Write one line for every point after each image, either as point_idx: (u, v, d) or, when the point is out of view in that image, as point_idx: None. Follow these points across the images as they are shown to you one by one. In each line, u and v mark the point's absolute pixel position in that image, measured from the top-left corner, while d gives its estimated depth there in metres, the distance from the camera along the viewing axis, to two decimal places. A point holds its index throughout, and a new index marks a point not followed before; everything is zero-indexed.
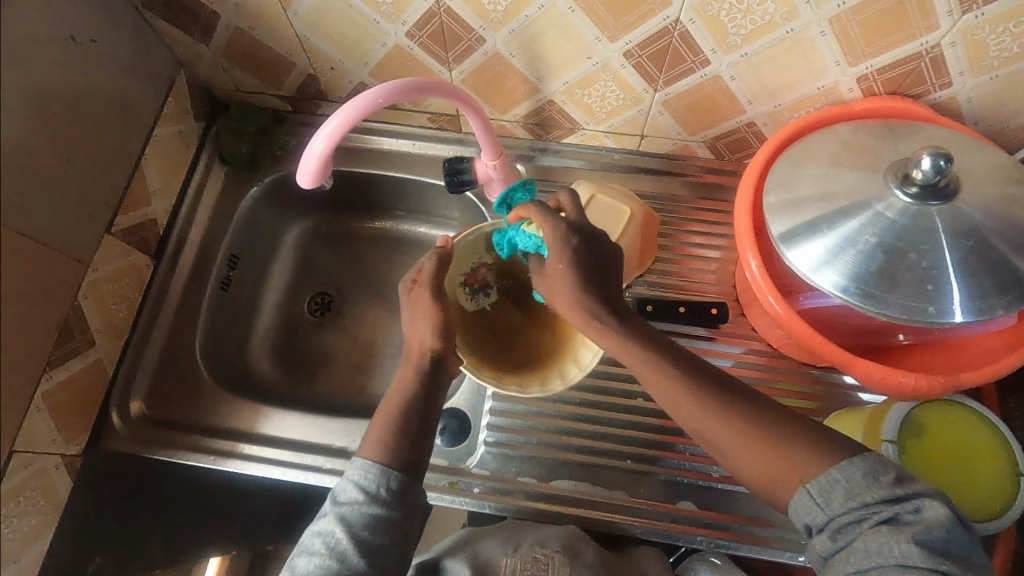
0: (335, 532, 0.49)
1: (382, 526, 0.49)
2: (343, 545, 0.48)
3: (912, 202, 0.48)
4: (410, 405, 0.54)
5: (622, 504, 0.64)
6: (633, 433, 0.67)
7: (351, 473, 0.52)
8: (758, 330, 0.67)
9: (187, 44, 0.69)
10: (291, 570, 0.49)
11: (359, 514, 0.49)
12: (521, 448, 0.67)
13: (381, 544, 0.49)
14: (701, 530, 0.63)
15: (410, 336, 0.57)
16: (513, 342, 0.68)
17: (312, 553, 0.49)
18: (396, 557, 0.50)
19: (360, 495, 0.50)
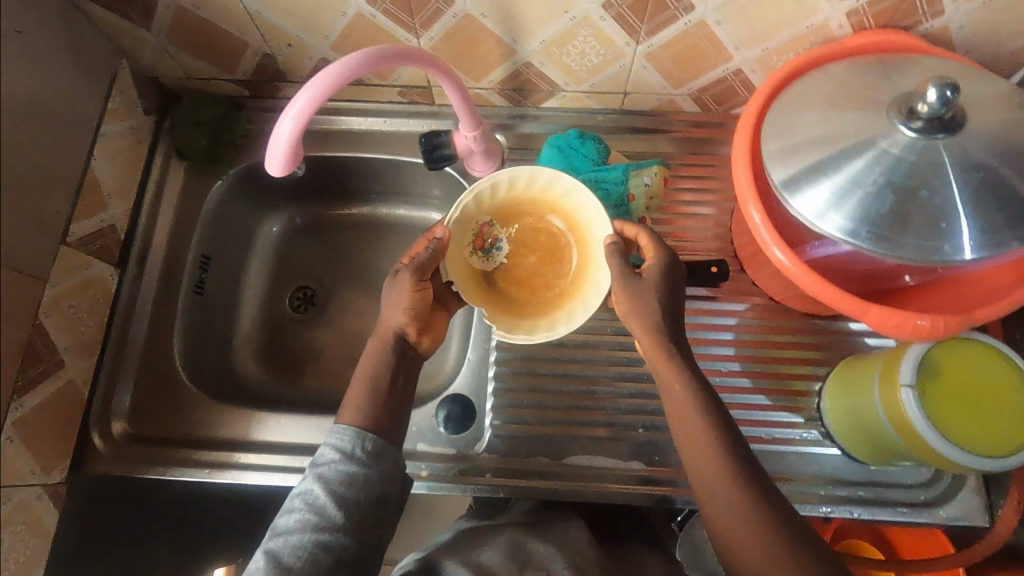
0: (314, 489, 0.51)
1: (359, 482, 0.52)
2: (321, 502, 0.50)
3: (918, 137, 0.46)
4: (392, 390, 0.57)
5: (637, 475, 0.63)
6: (643, 403, 0.65)
7: (329, 436, 0.54)
8: (760, 284, 0.65)
9: (127, 30, 0.63)
10: (272, 530, 0.51)
11: (336, 470, 0.52)
12: (527, 429, 0.65)
13: (360, 499, 0.51)
14: None
15: (384, 314, 0.60)
16: (540, 283, 0.66)
17: (291, 512, 0.51)
18: (377, 513, 0.52)
19: (339, 456, 0.53)
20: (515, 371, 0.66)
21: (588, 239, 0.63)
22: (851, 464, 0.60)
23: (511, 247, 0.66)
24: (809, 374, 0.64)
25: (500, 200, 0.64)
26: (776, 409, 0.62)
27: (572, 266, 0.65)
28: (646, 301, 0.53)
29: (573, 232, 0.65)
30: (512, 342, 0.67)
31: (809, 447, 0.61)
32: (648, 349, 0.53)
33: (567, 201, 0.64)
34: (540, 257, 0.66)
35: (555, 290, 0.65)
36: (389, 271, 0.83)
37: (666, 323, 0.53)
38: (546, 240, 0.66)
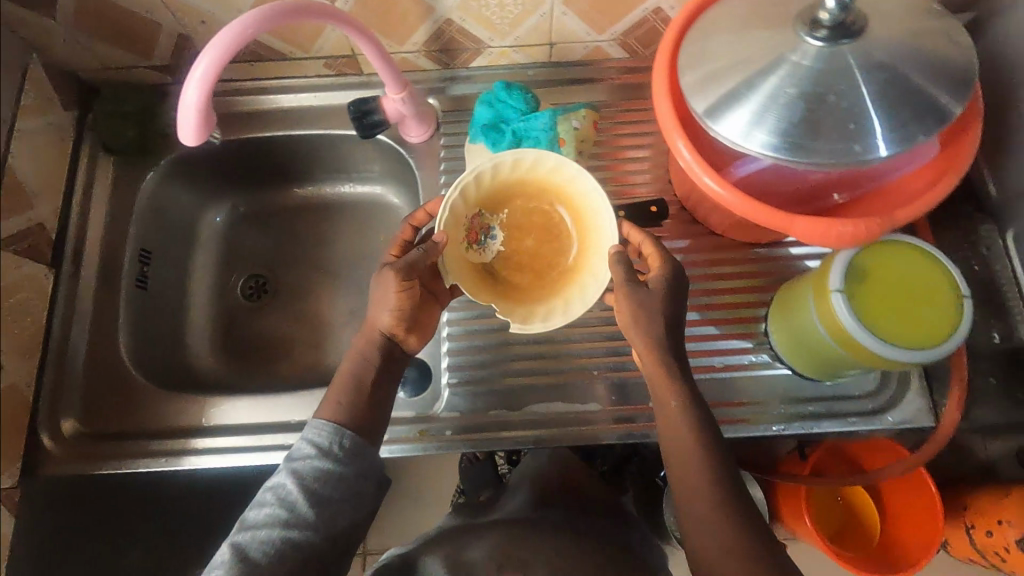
0: (286, 484, 0.52)
1: (333, 479, 0.52)
2: (294, 500, 0.51)
3: (824, 46, 0.47)
4: (363, 381, 0.57)
5: (596, 416, 0.64)
6: (596, 346, 0.66)
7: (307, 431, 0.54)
8: (700, 220, 0.67)
9: (31, 20, 0.61)
10: (242, 521, 0.52)
11: (311, 467, 0.52)
12: (484, 383, 0.65)
13: (333, 496, 0.52)
14: None
15: (370, 312, 0.59)
16: (542, 265, 0.66)
17: (262, 506, 0.52)
18: (348, 512, 0.53)
19: (315, 451, 0.53)
20: (467, 328, 0.66)
21: (587, 213, 0.63)
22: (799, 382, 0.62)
23: (504, 234, 0.66)
24: (754, 299, 0.65)
25: (489, 188, 0.64)
26: (725, 337, 0.63)
27: (574, 244, 0.65)
28: (651, 316, 0.53)
29: (567, 211, 0.65)
30: (463, 300, 0.67)
31: (759, 370, 0.62)
32: (648, 366, 0.53)
33: (556, 178, 0.64)
34: (537, 237, 0.66)
35: (559, 269, 0.65)
36: (339, 252, 0.83)
37: (670, 351, 0.53)
38: (538, 221, 0.66)
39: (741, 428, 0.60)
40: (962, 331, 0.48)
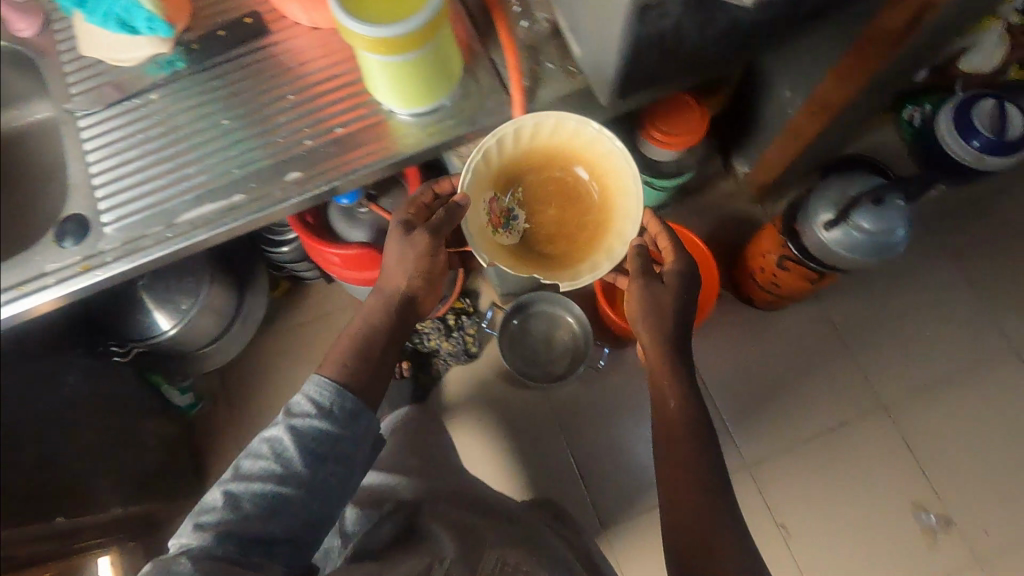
0: (284, 439, 0.81)
1: (321, 438, 0.82)
2: (296, 462, 0.80)
3: None
4: (370, 346, 0.90)
5: (242, 204, 0.70)
6: (229, 148, 0.71)
7: (316, 397, 0.84)
8: (295, 19, 0.75)
9: None
10: (239, 466, 0.82)
11: (308, 425, 0.82)
12: (143, 209, 0.70)
13: (317, 456, 0.81)
14: (316, 182, 0.70)
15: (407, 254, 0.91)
16: (562, 220, 1.04)
17: (260, 456, 0.81)
18: (327, 472, 0.82)
19: (320, 410, 0.83)
20: (112, 173, 0.71)
21: (588, 172, 1.02)
22: (411, 113, 0.72)
23: (522, 209, 1.05)
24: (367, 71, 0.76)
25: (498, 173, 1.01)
26: (337, 105, 0.73)
27: (595, 194, 1.02)
28: (655, 302, 0.89)
29: (586, 168, 1.03)
30: (108, 150, 0.72)
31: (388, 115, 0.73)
32: (653, 344, 0.88)
33: (562, 152, 1.01)
34: (550, 204, 1.05)
35: (581, 223, 1.03)
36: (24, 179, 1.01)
37: (668, 326, 0.88)
38: (547, 191, 1.05)
39: (380, 167, 0.72)
40: (420, 22, 0.58)
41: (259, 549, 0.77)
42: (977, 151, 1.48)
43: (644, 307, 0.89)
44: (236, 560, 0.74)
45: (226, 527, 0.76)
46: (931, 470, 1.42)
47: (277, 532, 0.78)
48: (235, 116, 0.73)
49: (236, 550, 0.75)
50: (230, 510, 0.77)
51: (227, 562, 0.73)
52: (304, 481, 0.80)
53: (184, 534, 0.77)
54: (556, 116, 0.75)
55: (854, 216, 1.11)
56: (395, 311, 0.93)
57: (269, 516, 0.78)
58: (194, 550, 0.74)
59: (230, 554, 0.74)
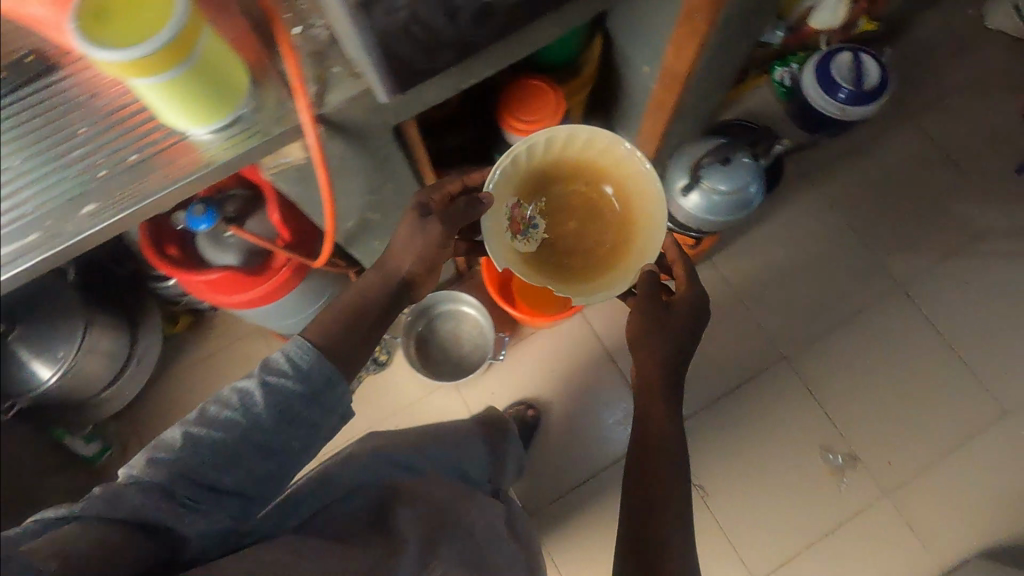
0: (253, 394, 0.72)
1: (291, 397, 0.73)
2: (266, 417, 0.71)
3: None
4: (361, 319, 0.90)
5: (33, 243, 0.69)
6: (14, 187, 0.69)
7: (302, 360, 0.75)
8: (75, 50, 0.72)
9: None
10: (202, 410, 0.71)
11: (283, 380, 0.73)
12: None
13: (286, 414, 0.73)
14: (109, 215, 0.71)
15: (406, 259, 0.95)
16: (582, 237, 1.12)
17: (224, 404, 0.71)
18: (297, 434, 0.74)
19: (301, 374, 0.74)
20: None
21: (616, 192, 1.09)
22: (208, 130, 0.71)
23: (543, 219, 1.12)
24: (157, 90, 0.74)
25: (579, 155, 1.10)
26: (129, 130, 0.73)
27: (617, 210, 1.11)
28: (662, 331, 0.99)
29: (610, 186, 1.10)
30: None
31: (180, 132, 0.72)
32: (646, 359, 0.98)
33: (589, 164, 1.09)
34: (575, 219, 1.12)
35: (596, 241, 1.11)
36: None
37: (665, 354, 0.98)
38: (575, 204, 1.13)
39: (171, 185, 0.72)
40: (144, 49, 0.57)
41: (207, 499, 0.67)
42: (840, 104, 1.56)
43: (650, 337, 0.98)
44: (178, 507, 0.65)
45: (174, 466, 0.66)
46: (840, 419, 1.47)
47: (229, 486, 0.69)
48: (17, 154, 0.70)
49: (184, 495, 0.66)
50: (189, 446, 0.67)
51: (166, 510, 0.64)
52: (267, 442, 0.71)
53: (132, 465, 0.67)
54: (589, 134, 1.05)
55: (708, 179, 1.16)
56: (391, 288, 0.95)
57: (223, 465, 0.68)
58: (135, 485, 0.65)
59: (170, 498, 0.65)
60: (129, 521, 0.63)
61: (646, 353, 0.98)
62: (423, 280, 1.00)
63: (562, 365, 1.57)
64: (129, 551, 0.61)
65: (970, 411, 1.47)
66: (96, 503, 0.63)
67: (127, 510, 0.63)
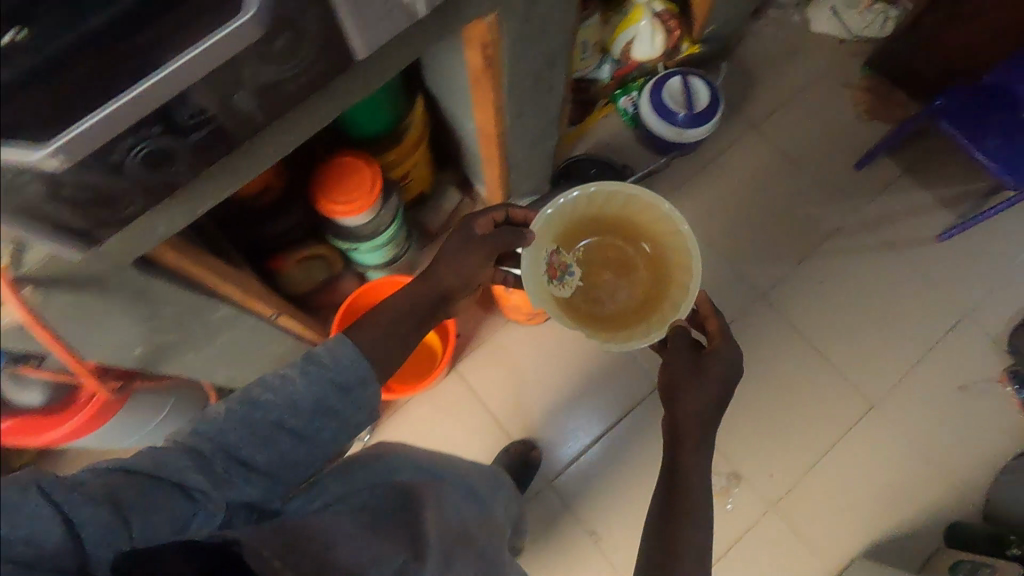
0: (294, 378, 0.76)
1: (331, 378, 0.78)
2: (304, 401, 0.75)
3: None
4: (414, 323, 1.09)
5: None
6: None
7: (340, 353, 0.80)
8: None
9: None
10: (244, 395, 0.73)
11: (319, 368, 0.78)
12: None
13: (323, 397, 0.77)
14: None
15: (451, 271, 1.14)
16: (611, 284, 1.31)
17: (270, 385, 0.75)
18: (333, 420, 0.77)
19: (340, 369, 0.79)
20: None
21: (658, 247, 1.26)
22: None
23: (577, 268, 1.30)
24: None
25: (614, 212, 1.27)
26: None
27: (649, 259, 1.30)
28: (699, 383, 1.05)
29: (647, 242, 1.28)
30: None
31: None
32: (685, 406, 1.04)
33: (626, 219, 1.27)
34: (608, 271, 1.31)
35: (626, 291, 1.31)
36: None
37: (706, 401, 1.04)
38: (609, 255, 1.32)
39: None
40: None
41: (239, 471, 0.69)
42: (678, 126, 1.59)
43: (688, 387, 1.04)
44: (215, 476, 0.67)
45: (209, 435, 0.69)
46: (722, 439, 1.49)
47: (261, 466, 0.71)
48: None
49: (221, 467, 0.68)
50: (231, 418, 0.70)
51: (206, 474, 0.66)
52: (301, 426, 0.74)
53: (175, 433, 0.70)
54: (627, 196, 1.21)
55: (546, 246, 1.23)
56: (428, 300, 1.12)
57: (260, 442, 0.71)
58: (177, 449, 0.67)
59: (205, 464, 0.67)
60: (166, 481, 0.63)
61: (691, 403, 1.03)
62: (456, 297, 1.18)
63: (446, 421, 1.54)
64: (163, 510, 0.61)
65: (845, 406, 1.52)
66: (132, 464, 0.63)
67: (166, 472, 0.64)
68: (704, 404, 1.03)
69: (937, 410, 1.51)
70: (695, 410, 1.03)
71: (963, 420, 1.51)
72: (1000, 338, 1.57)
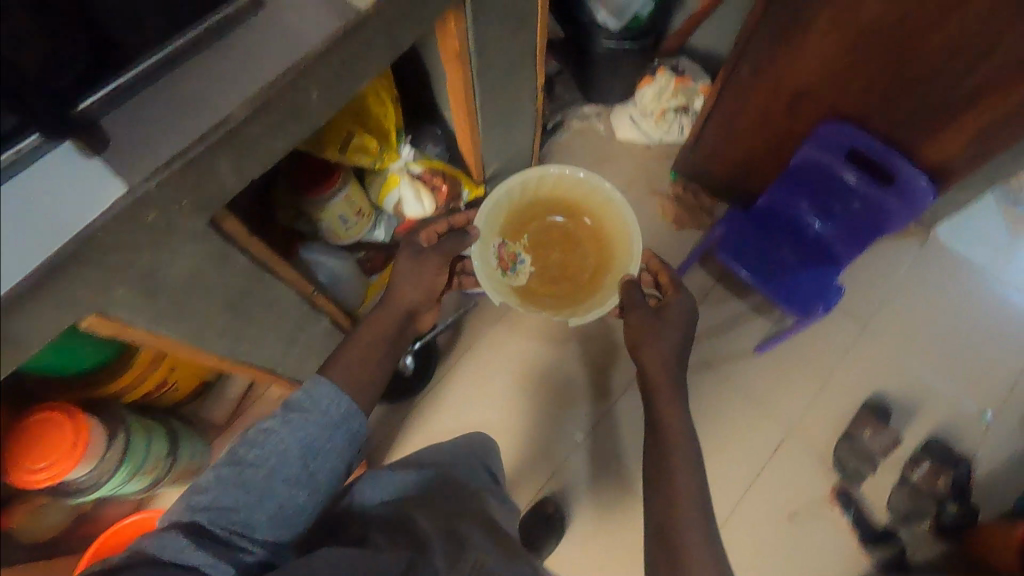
0: (278, 431, 0.91)
1: (315, 428, 0.93)
2: (293, 449, 0.90)
3: None
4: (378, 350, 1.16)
5: None
6: None
7: (317, 395, 0.97)
8: None
9: None
10: (233, 456, 0.90)
11: (305, 419, 0.93)
12: None
13: (312, 446, 0.92)
14: None
15: (404, 283, 1.24)
16: (564, 261, 1.53)
17: (251, 445, 0.90)
18: (327, 462, 0.93)
19: (321, 411, 0.96)
20: None
21: (600, 218, 1.50)
22: None
23: (528, 254, 1.52)
24: None
25: (553, 194, 1.51)
26: None
27: (592, 229, 1.52)
28: (669, 324, 1.20)
29: (589, 216, 1.52)
30: None
31: None
32: (665, 344, 1.17)
33: (567, 198, 1.52)
34: (557, 249, 1.53)
35: (577, 264, 1.52)
36: None
37: (672, 344, 1.18)
38: (555, 235, 1.55)
39: None
40: None
41: (242, 526, 0.83)
42: None
43: (652, 329, 1.19)
44: (219, 542, 0.81)
45: (205, 506, 0.83)
46: None
47: (262, 521, 0.84)
48: None
49: (220, 526, 0.82)
50: (220, 478, 0.87)
51: (209, 543, 0.79)
52: (295, 471, 0.89)
53: (174, 512, 0.85)
54: (565, 173, 1.45)
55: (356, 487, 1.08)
56: (393, 327, 1.20)
57: (255, 500, 0.85)
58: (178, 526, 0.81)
59: (203, 535, 0.80)
60: (167, 563, 0.74)
61: (658, 349, 1.17)
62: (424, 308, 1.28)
63: None
64: None
65: None
66: (129, 552, 0.76)
67: (163, 556, 0.75)
68: (668, 347, 1.17)
69: (768, 541, 1.46)
70: (665, 347, 1.17)
71: (798, 555, 1.44)
72: (827, 454, 1.51)
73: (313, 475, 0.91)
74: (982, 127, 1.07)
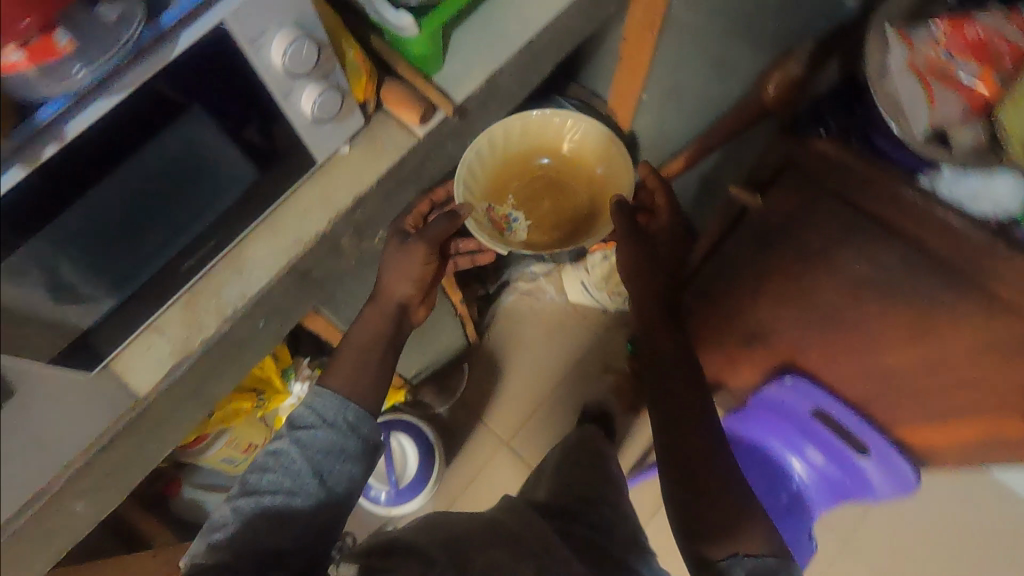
0: (291, 451, 0.71)
1: (326, 441, 0.72)
2: (303, 465, 0.70)
3: None
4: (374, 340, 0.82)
5: None
6: None
7: (320, 406, 0.75)
8: None
9: None
10: (243, 488, 0.70)
11: (307, 437, 0.72)
12: None
13: (327, 455, 0.71)
14: None
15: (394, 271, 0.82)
16: (568, 203, 1.05)
17: (263, 472, 0.71)
18: (349, 469, 0.72)
19: (325, 421, 0.74)
20: None
21: (592, 144, 1.00)
22: None
23: (520, 210, 1.05)
24: None
25: (522, 139, 1.00)
26: None
27: (588, 160, 1.03)
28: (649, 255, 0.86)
29: (574, 148, 1.03)
30: None
31: None
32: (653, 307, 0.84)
33: (548, 127, 1.01)
34: (551, 197, 1.05)
35: (580, 204, 1.05)
36: None
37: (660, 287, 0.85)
38: (541, 183, 1.06)
39: None
40: None
41: (273, 558, 0.65)
42: (384, 505, 1.35)
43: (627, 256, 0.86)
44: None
45: (229, 544, 0.65)
46: None
47: (291, 546, 0.66)
48: None
49: (253, 561, 0.64)
50: (235, 517, 0.67)
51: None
52: (313, 487, 0.69)
53: (193, 555, 0.66)
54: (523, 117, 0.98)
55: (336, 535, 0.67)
56: (390, 321, 0.83)
57: (280, 525, 0.67)
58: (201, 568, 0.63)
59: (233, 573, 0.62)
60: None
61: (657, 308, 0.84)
62: (418, 305, 0.87)
63: None
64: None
65: None
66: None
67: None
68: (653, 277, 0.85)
69: None
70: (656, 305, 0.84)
71: None
72: None
73: (345, 483, 0.72)
74: (976, 432, 0.86)
